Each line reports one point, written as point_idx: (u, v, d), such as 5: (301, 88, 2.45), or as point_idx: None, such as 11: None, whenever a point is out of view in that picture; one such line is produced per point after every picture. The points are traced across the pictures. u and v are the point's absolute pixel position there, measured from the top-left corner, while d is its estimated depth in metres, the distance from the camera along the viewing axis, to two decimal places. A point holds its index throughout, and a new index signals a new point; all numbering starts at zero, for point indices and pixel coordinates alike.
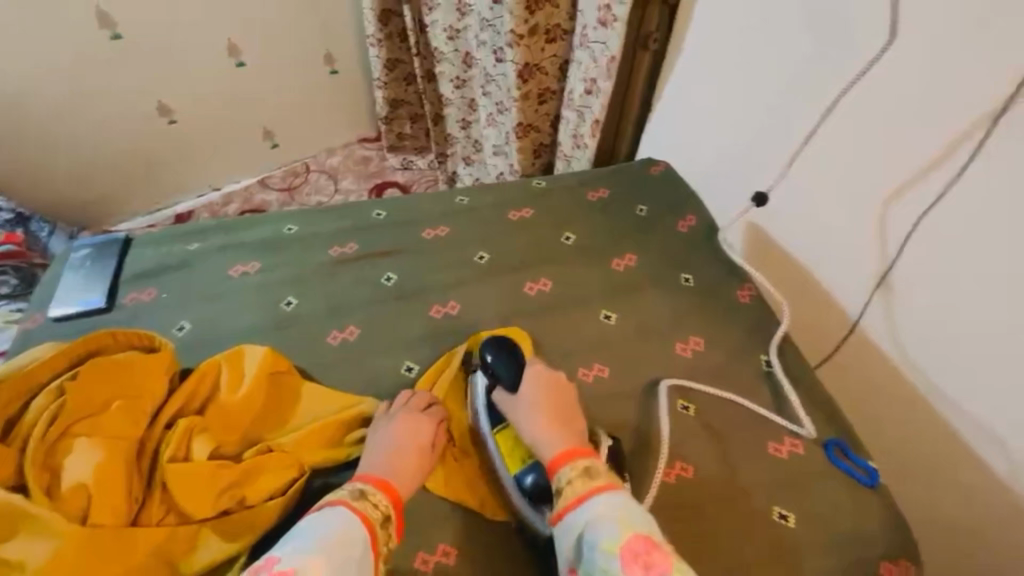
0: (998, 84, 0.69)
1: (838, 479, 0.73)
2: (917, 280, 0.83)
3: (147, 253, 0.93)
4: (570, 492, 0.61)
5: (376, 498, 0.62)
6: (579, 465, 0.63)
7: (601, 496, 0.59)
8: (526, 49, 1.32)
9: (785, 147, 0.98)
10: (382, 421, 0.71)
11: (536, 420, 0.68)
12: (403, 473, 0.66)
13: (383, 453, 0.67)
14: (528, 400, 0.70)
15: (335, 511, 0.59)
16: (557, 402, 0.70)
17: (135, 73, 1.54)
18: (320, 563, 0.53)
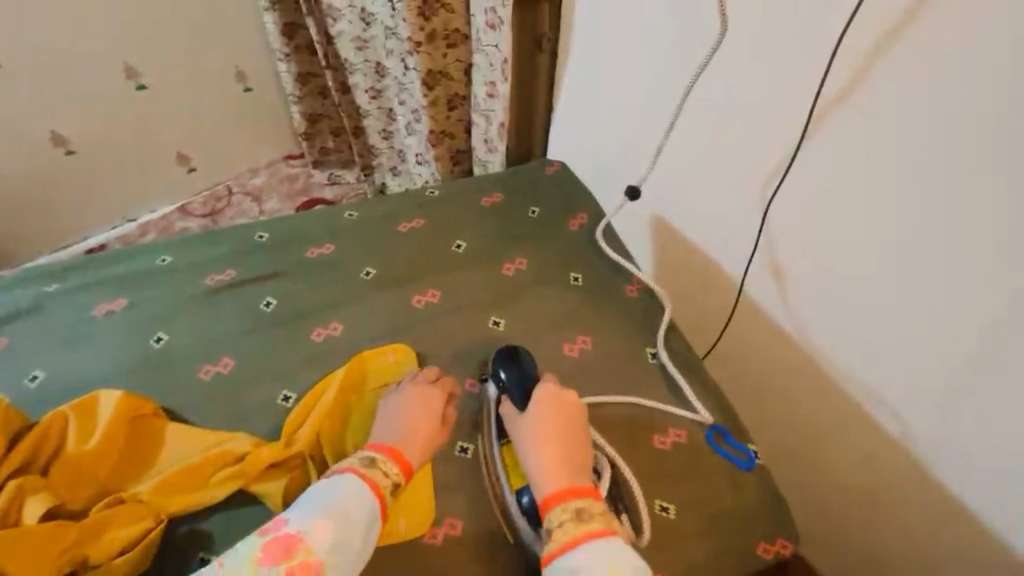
0: (841, 68, 0.72)
1: (722, 464, 0.74)
2: (798, 257, 0.87)
3: (2, 299, 0.86)
4: (561, 535, 0.60)
5: (387, 467, 0.66)
6: (571, 508, 0.62)
7: (596, 543, 0.58)
8: (428, 56, 1.30)
9: (654, 139, 1.02)
10: (393, 393, 0.74)
11: (539, 443, 0.66)
12: (414, 443, 0.70)
13: (392, 424, 0.71)
14: (538, 426, 0.68)
15: (343, 478, 0.63)
16: (567, 431, 0.68)
17: (21, 103, 1.43)
18: (325, 526, 0.58)
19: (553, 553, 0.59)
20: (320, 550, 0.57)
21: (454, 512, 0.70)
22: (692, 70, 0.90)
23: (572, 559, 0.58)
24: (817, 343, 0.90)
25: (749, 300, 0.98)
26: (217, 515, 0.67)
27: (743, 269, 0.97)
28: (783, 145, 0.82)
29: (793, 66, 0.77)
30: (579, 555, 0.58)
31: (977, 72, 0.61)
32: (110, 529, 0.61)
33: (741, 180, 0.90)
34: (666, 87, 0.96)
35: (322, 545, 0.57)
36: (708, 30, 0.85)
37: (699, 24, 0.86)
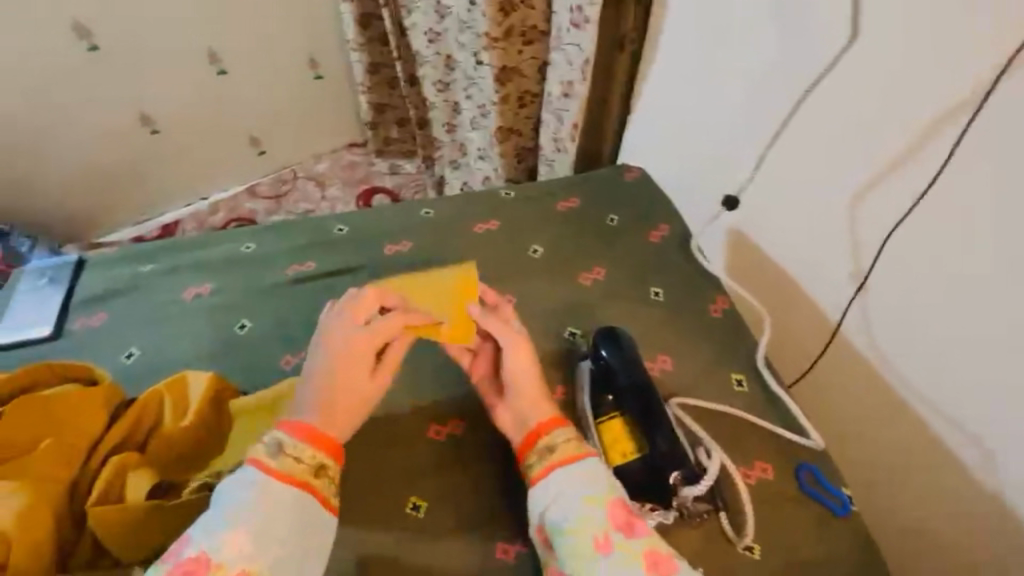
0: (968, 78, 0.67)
1: (810, 507, 0.70)
2: (898, 287, 0.80)
3: (101, 278, 0.91)
4: (562, 451, 0.62)
5: (299, 451, 0.58)
6: (568, 433, 0.63)
7: (587, 461, 0.61)
8: (503, 52, 1.28)
9: (749, 150, 0.96)
10: (320, 333, 0.63)
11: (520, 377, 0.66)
12: (339, 418, 0.60)
13: (315, 386, 0.60)
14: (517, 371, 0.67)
15: (246, 474, 0.56)
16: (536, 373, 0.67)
17: (117, 83, 1.52)
18: (239, 536, 0.52)
19: (543, 470, 0.61)
20: (238, 563, 0.51)
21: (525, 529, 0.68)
22: (812, 77, 0.83)
23: (566, 474, 0.60)
24: (914, 382, 0.82)
25: (845, 331, 0.90)
26: None
27: (844, 303, 0.89)
28: (889, 155, 0.77)
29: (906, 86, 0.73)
30: (576, 468, 0.60)
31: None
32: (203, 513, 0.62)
33: (832, 195, 0.85)
34: (764, 95, 0.90)
35: (236, 558, 0.51)
36: (835, 40, 0.79)
37: (813, 32, 0.81)
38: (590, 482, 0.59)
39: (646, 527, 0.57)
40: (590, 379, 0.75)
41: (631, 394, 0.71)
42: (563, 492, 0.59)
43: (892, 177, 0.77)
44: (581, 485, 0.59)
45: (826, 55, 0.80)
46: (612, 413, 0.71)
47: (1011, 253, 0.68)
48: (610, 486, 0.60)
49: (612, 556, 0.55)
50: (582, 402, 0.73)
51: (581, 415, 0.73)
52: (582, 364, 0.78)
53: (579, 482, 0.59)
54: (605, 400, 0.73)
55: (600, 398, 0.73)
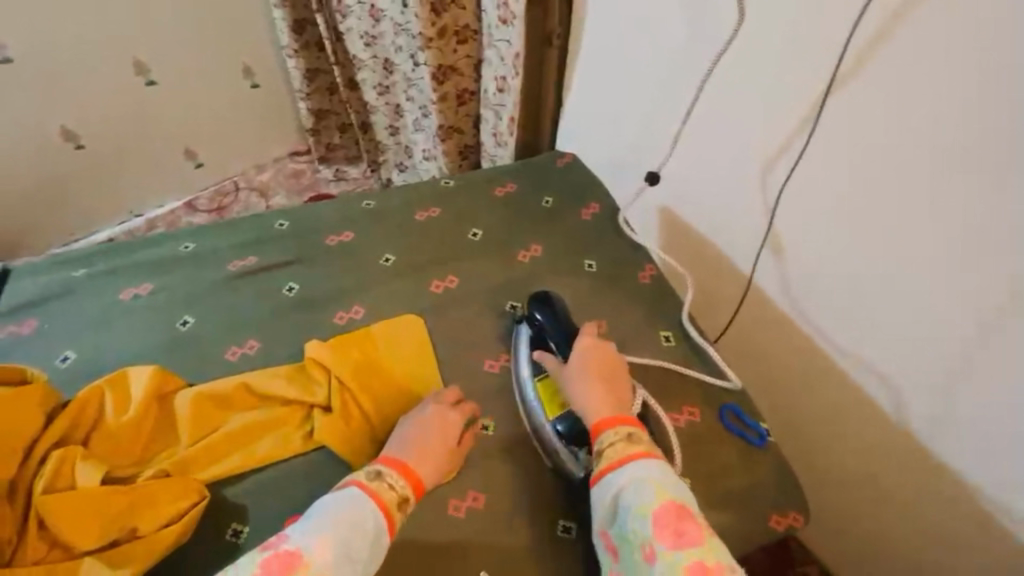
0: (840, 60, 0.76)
1: (734, 442, 0.77)
2: (802, 248, 0.90)
3: (29, 285, 0.88)
4: (613, 454, 0.64)
5: (393, 480, 0.64)
6: (623, 431, 0.66)
7: (642, 462, 0.62)
8: (438, 51, 1.31)
9: (670, 132, 1.03)
10: (409, 416, 0.72)
11: (590, 391, 0.70)
12: (427, 464, 0.68)
13: (408, 438, 0.69)
14: (579, 374, 0.72)
15: (348, 492, 0.62)
16: (607, 378, 0.72)
17: (34, 97, 1.45)
18: (327, 542, 0.56)
19: (603, 469, 0.64)
20: (318, 567, 0.55)
21: (474, 484, 0.72)
22: (711, 60, 0.91)
23: (623, 473, 0.62)
24: (823, 331, 0.92)
25: (760, 289, 0.99)
26: (244, 481, 0.69)
27: (754, 261, 0.98)
28: (786, 128, 0.85)
29: (792, 71, 0.81)
30: (626, 473, 0.62)
31: (973, 64, 0.64)
32: (155, 498, 0.63)
33: (740, 166, 0.94)
34: (678, 82, 0.98)
35: (322, 563, 0.55)
36: (728, 22, 0.86)
37: (711, 21, 0.88)
38: (642, 486, 0.60)
39: (698, 534, 0.56)
40: (526, 345, 0.81)
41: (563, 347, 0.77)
42: (617, 501, 0.61)
43: (789, 147, 0.86)
44: (636, 488, 0.60)
45: (722, 38, 0.88)
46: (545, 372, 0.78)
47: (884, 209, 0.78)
48: (664, 492, 0.60)
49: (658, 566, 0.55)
50: (519, 368, 0.80)
51: (519, 378, 0.80)
52: (518, 330, 0.84)
53: (631, 486, 0.61)
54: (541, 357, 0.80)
55: (535, 359, 0.79)
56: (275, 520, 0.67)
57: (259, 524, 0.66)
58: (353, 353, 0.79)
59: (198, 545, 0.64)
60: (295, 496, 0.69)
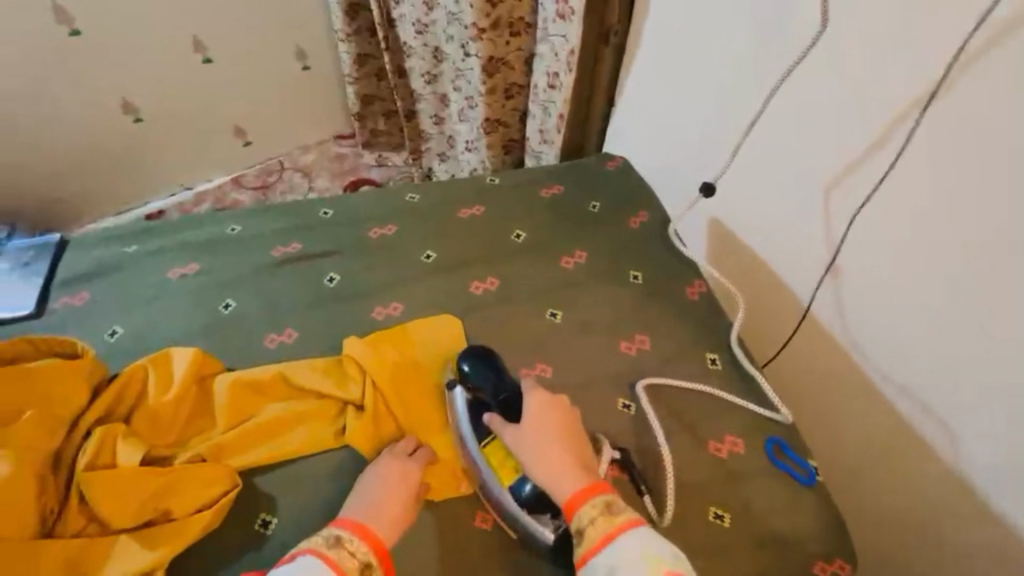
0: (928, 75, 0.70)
1: (778, 478, 0.73)
2: (863, 275, 0.84)
3: (85, 257, 0.91)
4: (594, 532, 0.60)
5: (354, 545, 0.60)
6: (602, 502, 0.62)
7: (627, 535, 0.60)
8: (490, 43, 1.28)
9: (730, 140, 0.98)
10: (371, 467, 0.68)
11: (551, 460, 0.65)
12: (387, 522, 0.63)
13: (367, 497, 0.65)
14: (536, 439, 0.67)
15: (301, 564, 0.57)
16: (568, 438, 0.67)
17: (97, 70, 1.49)
18: None
19: (587, 552, 0.60)
20: None
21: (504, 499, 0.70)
22: (786, 65, 0.85)
23: (610, 553, 0.59)
24: (882, 367, 0.86)
25: (815, 317, 0.94)
26: (276, 472, 0.69)
27: (813, 285, 0.92)
28: (859, 143, 0.79)
29: (871, 85, 0.76)
30: (615, 550, 0.59)
31: None
32: (190, 482, 0.63)
33: (805, 182, 0.88)
34: (745, 88, 0.92)
35: None
36: (808, 26, 0.80)
37: (787, 23, 0.83)
38: (635, 560, 0.57)
39: None
40: (465, 403, 0.73)
41: (504, 408, 0.71)
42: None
43: (866, 163, 0.79)
44: (627, 568, 0.57)
45: (798, 41, 0.82)
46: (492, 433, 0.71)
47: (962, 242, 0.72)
48: (657, 562, 0.57)
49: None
50: (462, 429, 0.72)
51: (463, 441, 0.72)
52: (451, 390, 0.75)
53: (622, 563, 0.58)
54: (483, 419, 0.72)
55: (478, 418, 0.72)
56: (303, 515, 0.67)
57: (288, 518, 0.66)
58: (391, 354, 0.78)
59: (227, 532, 0.65)
60: (325, 492, 0.68)
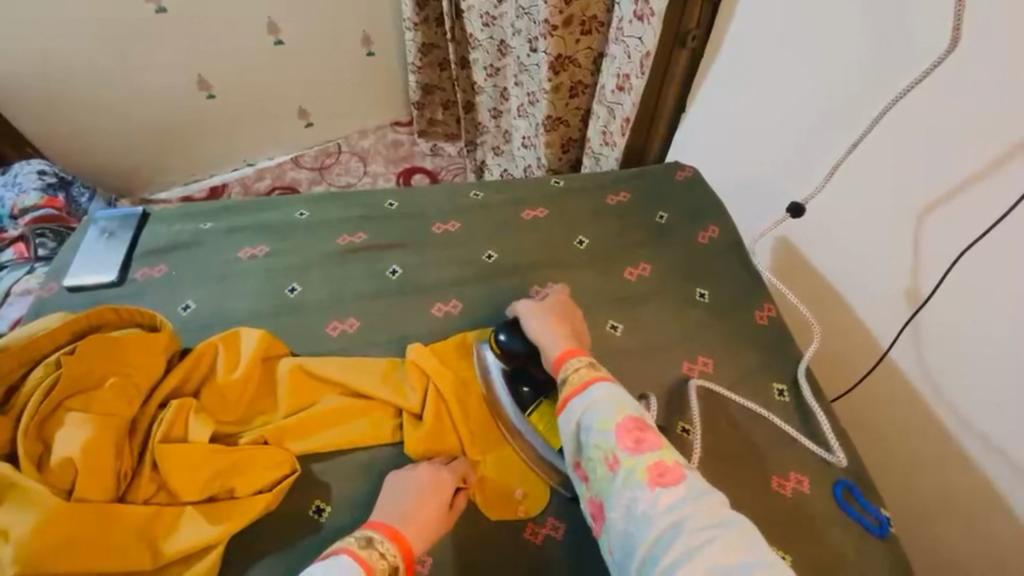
0: None
1: (844, 523, 0.70)
2: (952, 317, 0.78)
3: (164, 231, 0.95)
4: (576, 378, 0.65)
5: (384, 547, 0.58)
6: (587, 359, 0.68)
7: (602, 384, 0.64)
8: (560, 40, 1.23)
9: (818, 162, 0.92)
10: (406, 471, 0.67)
11: (554, 329, 0.72)
12: (420, 529, 0.61)
13: (401, 497, 0.64)
14: (539, 313, 0.75)
15: (337, 562, 0.55)
16: (567, 320, 0.75)
17: (174, 46, 1.53)
18: None
19: (566, 396, 0.65)
20: None
21: (555, 512, 0.69)
22: (899, 87, 0.78)
23: (585, 396, 0.63)
24: (969, 420, 0.79)
25: (893, 359, 0.88)
26: (332, 460, 0.70)
27: (898, 321, 0.86)
28: (968, 171, 0.72)
29: (990, 110, 0.68)
30: (589, 395, 0.63)
31: None
32: (253, 463, 0.66)
33: (897, 214, 0.82)
34: (845, 105, 0.85)
35: None
36: (933, 50, 0.72)
37: (905, 43, 0.76)
38: (604, 403, 0.62)
39: (657, 441, 0.58)
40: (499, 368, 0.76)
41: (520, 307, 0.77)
42: (582, 422, 0.62)
43: (967, 195, 0.73)
44: (599, 403, 0.62)
45: (921, 61, 0.74)
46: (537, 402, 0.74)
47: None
48: (624, 407, 0.61)
49: (622, 474, 0.57)
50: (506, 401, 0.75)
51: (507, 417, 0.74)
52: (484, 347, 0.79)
53: (591, 405, 0.62)
54: (521, 391, 0.75)
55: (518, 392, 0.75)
56: (355, 504, 0.68)
57: (342, 508, 0.67)
58: (451, 367, 0.78)
59: (283, 515, 0.66)
60: (376, 485, 0.69)
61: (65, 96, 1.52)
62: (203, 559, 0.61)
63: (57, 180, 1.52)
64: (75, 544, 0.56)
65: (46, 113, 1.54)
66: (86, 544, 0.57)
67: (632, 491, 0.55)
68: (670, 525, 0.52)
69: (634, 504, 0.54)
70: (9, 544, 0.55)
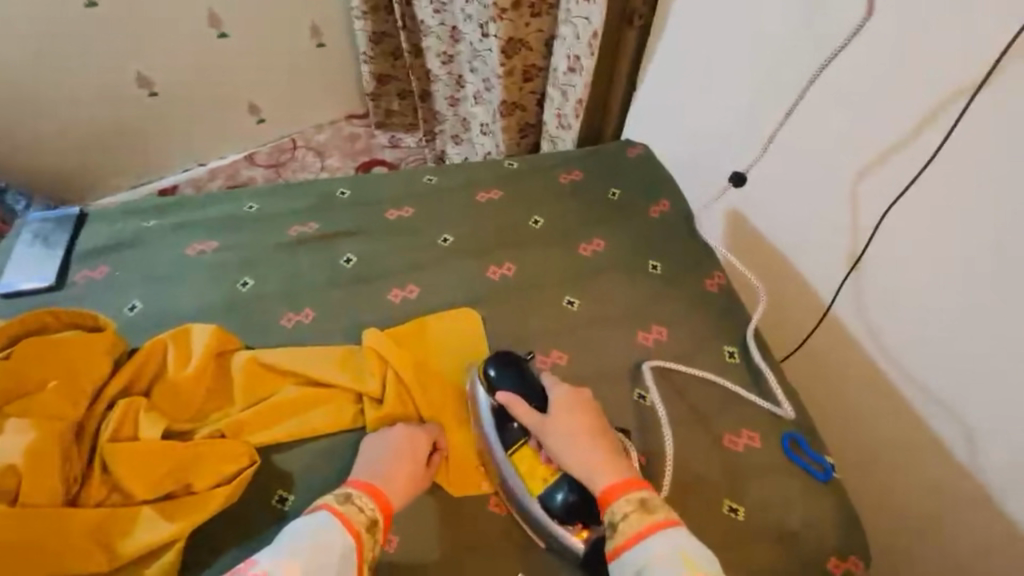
0: (971, 70, 0.68)
1: (794, 473, 0.74)
2: (887, 270, 0.83)
3: (104, 231, 0.91)
4: (627, 528, 0.59)
5: (362, 502, 0.61)
6: (635, 498, 0.61)
7: (661, 536, 0.57)
8: (510, 24, 1.23)
9: (757, 137, 0.96)
10: (378, 432, 0.69)
11: (584, 446, 0.65)
12: (397, 486, 0.64)
13: (373, 461, 0.66)
14: (564, 422, 0.67)
15: (318, 517, 0.58)
16: (592, 423, 0.67)
17: (111, 42, 1.47)
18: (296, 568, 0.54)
19: (619, 546, 0.58)
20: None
21: None
22: (826, 54, 0.82)
23: (641, 551, 0.57)
24: (903, 365, 0.85)
25: (836, 316, 0.92)
26: (293, 451, 0.70)
27: (838, 280, 0.91)
28: (893, 130, 0.77)
29: (908, 75, 0.74)
30: (647, 552, 0.57)
31: None
32: (210, 458, 0.65)
33: (832, 178, 0.86)
34: (782, 75, 0.89)
35: None
36: (851, 19, 0.77)
37: (834, 10, 0.79)
38: (667, 564, 0.55)
39: None
40: (486, 404, 0.71)
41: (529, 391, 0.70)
42: None
43: (895, 154, 0.78)
44: (661, 567, 0.55)
45: (842, 30, 0.79)
46: (521, 441, 0.69)
47: (986, 234, 0.71)
48: (692, 566, 0.55)
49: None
50: (486, 436, 0.70)
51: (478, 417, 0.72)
52: (473, 383, 0.74)
53: (653, 565, 0.55)
54: (510, 427, 0.70)
55: (504, 429, 0.70)
56: (321, 492, 0.67)
57: (305, 497, 0.67)
58: (410, 350, 0.78)
59: (245, 508, 0.66)
60: (341, 473, 0.69)
61: None
62: (162, 557, 0.60)
63: None
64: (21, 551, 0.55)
65: None
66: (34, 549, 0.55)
67: None
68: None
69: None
70: None
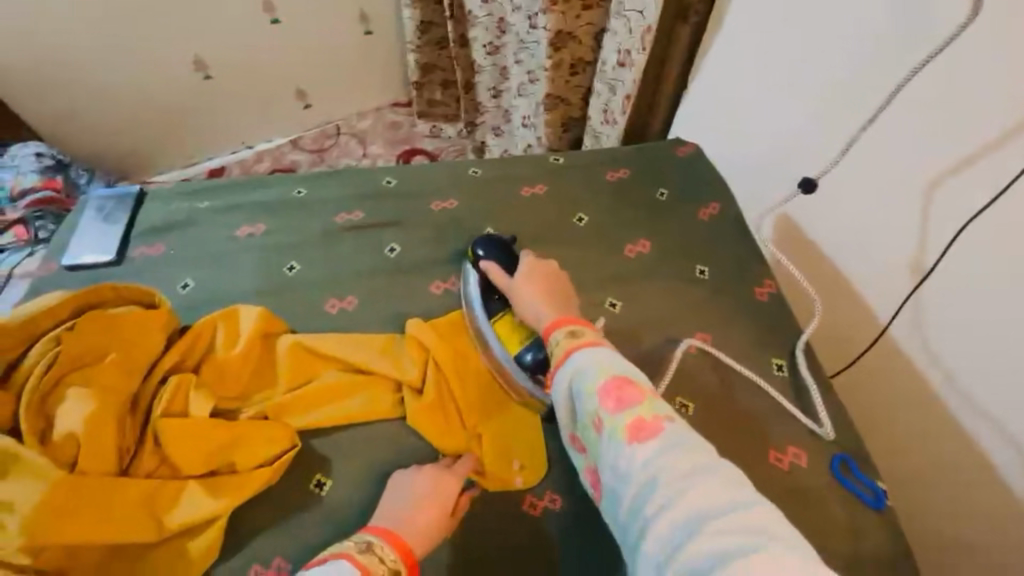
0: None
1: (840, 496, 0.71)
2: (955, 290, 0.77)
3: (161, 210, 0.94)
4: (556, 352, 0.65)
5: (384, 552, 0.57)
6: (567, 328, 0.67)
7: (585, 350, 0.62)
8: (560, 16, 1.21)
9: (820, 142, 0.91)
10: (408, 471, 0.67)
11: (536, 300, 0.73)
12: (422, 530, 0.61)
13: (400, 505, 0.63)
14: (523, 283, 0.75)
15: (338, 568, 0.54)
16: (548, 282, 0.75)
17: (169, 26, 1.51)
18: None
19: (554, 367, 0.64)
20: None
21: (553, 487, 0.70)
22: (912, 64, 0.76)
23: (568, 367, 0.62)
24: (966, 391, 0.79)
25: (894, 337, 0.87)
26: (332, 437, 0.71)
27: (899, 299, 0.85)
28: (976, 142, 0.71)
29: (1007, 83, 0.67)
30: (572, 363, 0.62)
31: None
32: (253, 439, 0.67)
33: (898, 187, 0.81)
34: (850, 76, 0.84)
35: None
36: (951, 19, 0.70)
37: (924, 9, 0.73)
38: (586, 368, 0.60)
39: (639, 396, 0.56)
40: (476, 284, 0.81)
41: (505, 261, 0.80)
42: (570, 388, 0.61)
43: (975, 166, 0.72)
44: (582, 370, 0.60)
45: (933, 36, 0.73)
46: (504, 311, 0.78)
47: None
48: (607, 369, 0.59)
49: (606, 433, 0.56)
50: (475, 312, 0.80)
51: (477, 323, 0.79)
52: (467, 271, 0.84)
53: (576, 372, 0.61)
54: (492, 299, 0.79)
55: (489, 300, 0.79)
56: (356, 481, 0.68)
57: (342, 484, 0.68)
58: (451, 343, 0.78)
59: (284, 490, 0.67)
60: (376, 463, 0.69)
61: (58, 80, 1.49)
62: (205, 532, 0.62)
63: (55, 162, 1.49)
64: (77, 516, 0.57)
65: (35, 98, 1.50)
66: (89, 516, 0.58)
67: (615, 455, 0.54)
68: (649, 481, 0.51)
69: (617, 462, 0.53)
70: (12, 517, 0.55)
